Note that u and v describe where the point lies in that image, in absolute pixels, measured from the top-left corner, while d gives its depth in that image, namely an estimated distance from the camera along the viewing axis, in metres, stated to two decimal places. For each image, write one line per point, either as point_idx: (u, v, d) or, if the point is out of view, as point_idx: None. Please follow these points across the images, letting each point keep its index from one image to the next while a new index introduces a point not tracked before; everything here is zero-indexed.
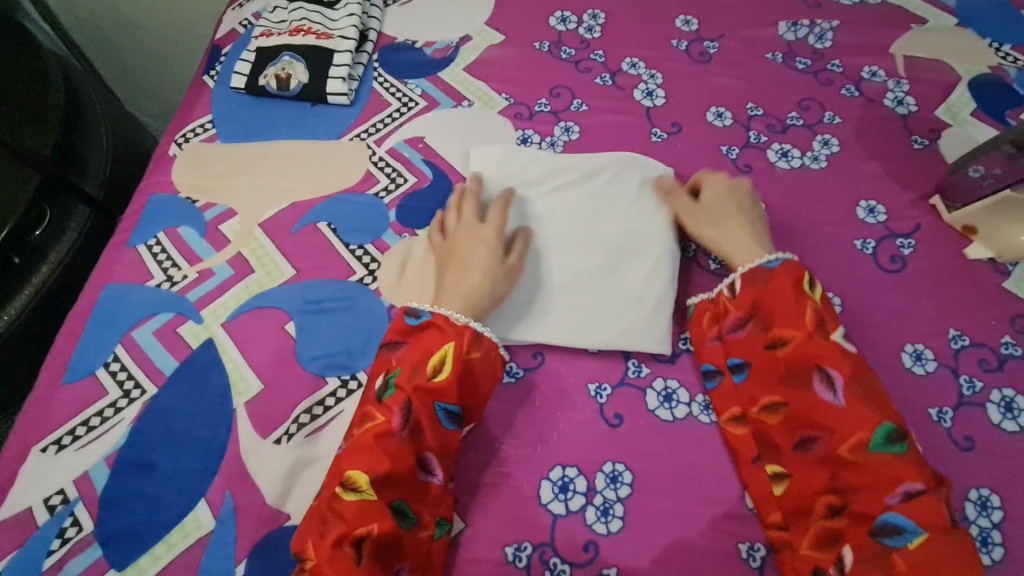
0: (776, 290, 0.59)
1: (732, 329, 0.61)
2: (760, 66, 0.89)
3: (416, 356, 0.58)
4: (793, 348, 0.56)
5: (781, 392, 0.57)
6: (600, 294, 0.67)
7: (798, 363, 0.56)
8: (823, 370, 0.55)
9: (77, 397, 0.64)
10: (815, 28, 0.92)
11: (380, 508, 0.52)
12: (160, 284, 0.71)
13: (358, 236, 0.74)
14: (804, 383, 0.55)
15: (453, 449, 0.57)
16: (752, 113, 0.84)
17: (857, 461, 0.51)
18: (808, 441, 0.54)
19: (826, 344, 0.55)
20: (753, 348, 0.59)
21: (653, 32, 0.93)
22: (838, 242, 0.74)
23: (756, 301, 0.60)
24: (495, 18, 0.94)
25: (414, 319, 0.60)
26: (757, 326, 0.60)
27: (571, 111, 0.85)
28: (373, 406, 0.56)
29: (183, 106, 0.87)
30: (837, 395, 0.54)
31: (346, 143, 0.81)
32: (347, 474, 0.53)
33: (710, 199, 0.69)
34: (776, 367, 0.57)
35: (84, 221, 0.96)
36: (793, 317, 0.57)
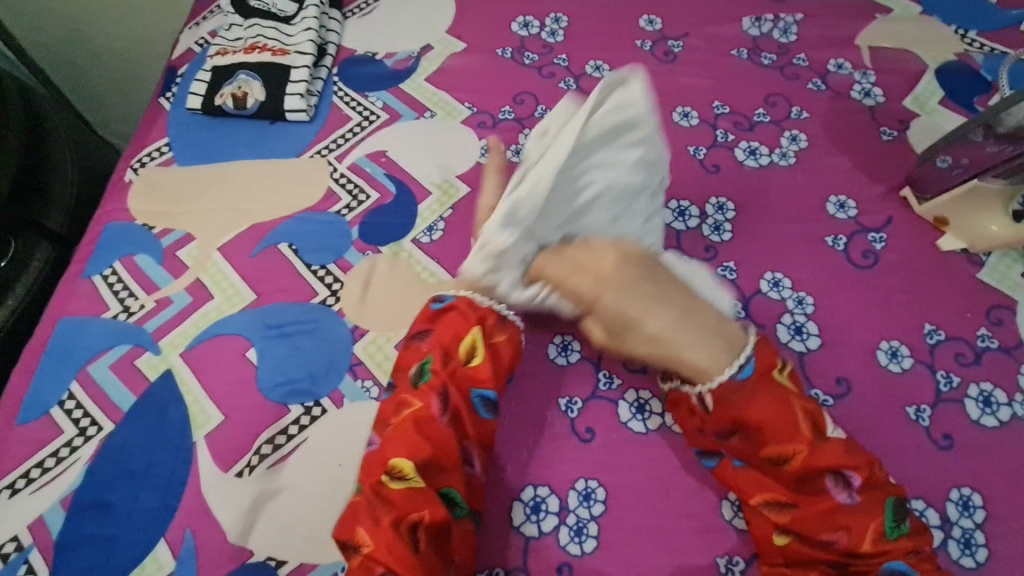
0: (765, 401, 0.52)
1: (719, 439, 0.55)
2: (725, 63, 0.88)
3: (446, 340, 0.59)
4: (798, 460, 0.51)
5: (785, 492, 0.52)
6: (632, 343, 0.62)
7: (806, 471, 0.50)
8: (835, 472, 0.50)
9: (31, 439, 0.61)
10: (780, 22, 0.91)
11: (429, 495, 0.51)
12: (116, 315, 0.69)
13: (320, 255, 0.72)
14: (811, 486, 0.51)
15: (490, 437, 0.58)
16: (719, 111, 0.83)
17: (879, 552, 0.48)
18: (828, 539, 0.49)
19: (831, 447, 0.50)
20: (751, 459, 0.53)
21: (616, 33, 0.92)
22: (809, 239, 0.72)
23: (741, 419, 0.53)
24: (456, 27, 0.93)
25: (439, 304, 0.62)
26: (745, 437, 0.54)
27: (536, 117, 0.83)
28: (409, 393, 0.57)
29: (139, 130, 0.84)
30: (851, 494, 0.49)
31: (307, 161, 0.80)
32: (391, 463, 0.52)
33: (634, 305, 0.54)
34: (780, 475, 0.52)
35: (48, 252, 0.94)
36: (789, 426, 0.51)
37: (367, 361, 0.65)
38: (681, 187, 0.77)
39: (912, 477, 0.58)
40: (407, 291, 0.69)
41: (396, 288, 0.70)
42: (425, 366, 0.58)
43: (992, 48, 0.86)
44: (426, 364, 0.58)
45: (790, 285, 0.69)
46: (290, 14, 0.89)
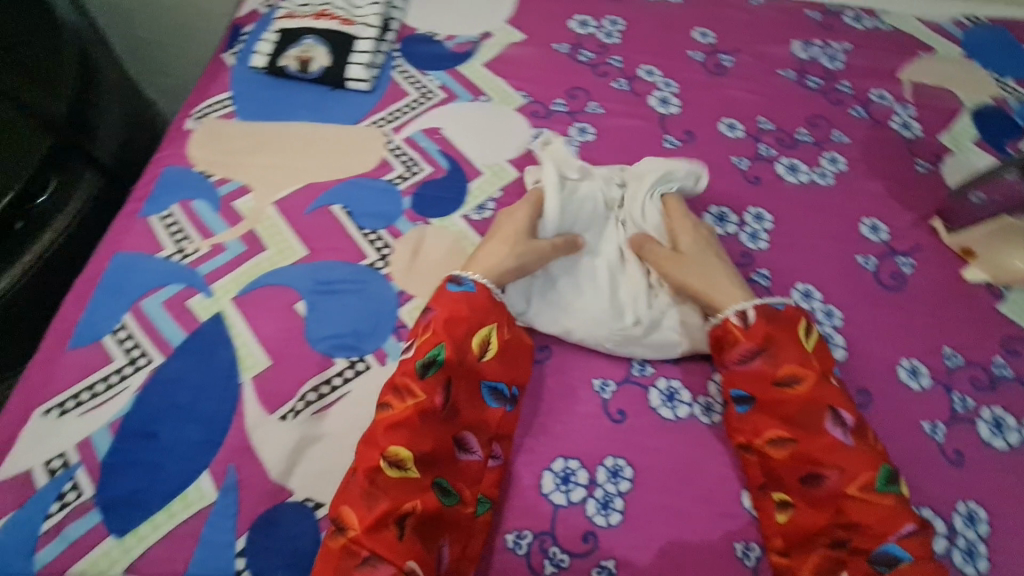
0: (788, 328, 0.60)
1: (742, 361, 0.60)
2: (772, 82, 0.91)
3: (461, 330, 0.60)
4: (807, 386, 0.57)
5: (790, 429, 0.57)
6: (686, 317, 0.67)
7: (810, 401, 0.57)
8: (835, 412, 0.56)
9: (82, 363, 0.62)
10: (827, 49, 0.95)
11: (422, 485, 0.54)
12: (170, 256, 0.70)
13: (372, 221, 0.74)
14: (818, 423, 0.56)
15: (489, 426, 0.60)
16: (763, 126, 0.86)
17: (865, 499, 0.53)
18: (817, 476, 0.55)
19: (832, 389, 0.57)
20: (762, 384, 0.59)
21: (669, 42, 0.95)
22: (841, 257, 0.76)
23: (770, 337, 0.60)
24: (516, 18, 0.96)
25: (455, 286, 0.62)
26: (768, 358, 0.59)
27: (587, 112, 0.86)
28: (413, 381, 0.57)
29: (201, 82, 0.86)
30: (846, 435, 0.55)
31: (364, 129, 0.82)
32: (388, 450, 0.54)
33: (684, 242, 0.69)
34: (788, 404, 0.57)
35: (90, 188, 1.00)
36: (803, 358, 0.59)
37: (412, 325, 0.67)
38: (722, 192, 0.80)
39: (924, 487, 0.61)
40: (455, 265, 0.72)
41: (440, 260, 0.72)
42: (437, 353, 0.58)
43: None
44: (439, 353, 0.58)
45: (820, 298, 0.72)
46: None
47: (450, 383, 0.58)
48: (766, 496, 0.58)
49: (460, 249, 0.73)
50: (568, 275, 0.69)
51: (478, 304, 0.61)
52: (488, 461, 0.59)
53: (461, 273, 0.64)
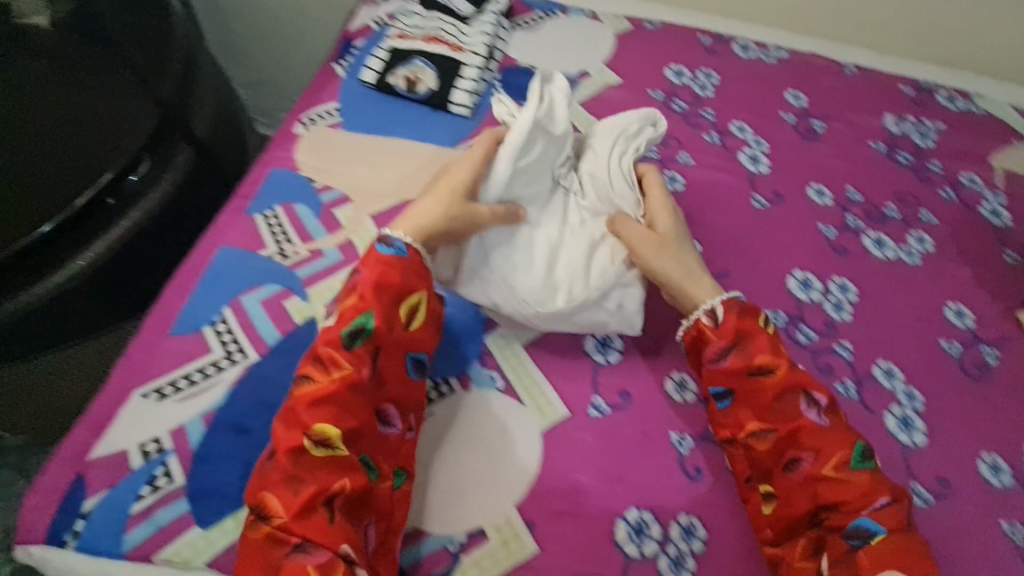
0: (752, 322, 0.63)
1: (714, 359, 0.63)
2: (863, 153, 0.92)
3: (390, 299, 0.61)
4: (778, 374, 0.60)
5: (768, 417, 0.60)
6: (626, 302, 0.67)
7: (784, 387, 0.60)
8: (807, 394, 0.60)
9: (182, 351, 0.65)
10: (919, 126, 0.96)
11: (350, 463, 0.54)
12: (271, 256, 0.72)
13: None
14: (794, 406, 0.60)
15: (409, 398, 0.61)
16: (852, 196, 0.87)
17: (839, 478, 0.56)
18: (794, 461, 0.58)
19: (799, 373, 0.61)
20: (738, 377, 0.61)
21: (762, 100, 0.96)
22: (925, 339, 0.75)
23: (740, 331, 0.63)
24: (613, 60, 0.99)
25: (386, 248, 0.62)
26: (742, 352, 0.62)
27: (678, 162, 0.88)
28: (337, 351, 0.57)
29: (310, 88, 0.89)
30: (821, 417, 0.59)
31: (461, 153, 0.84)
32: (314, 429, 0.54)
33: (661, 224, 0.69)
34: (764, 393, 0.60)
35: (179, 170, 1.05)
36: (771, 349, 0.61)
37: (496, 353, 0.69)
38: (808, 258, 0.81)
39: None
40: None
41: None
42: (362, 321, 0.59)
43: None
44: (365, 321, 0.59)
45: (902, 378, 0.72)
46: (468, 17, 0.95)
47: (378, 353, 0.59)
48: (752, 489, 0.60)
49: None
50: (516, 243, 0.66)
51: (399, 272, 0.62)
52: (406, 434, 0.60)
53: (393, 234, 0.63)
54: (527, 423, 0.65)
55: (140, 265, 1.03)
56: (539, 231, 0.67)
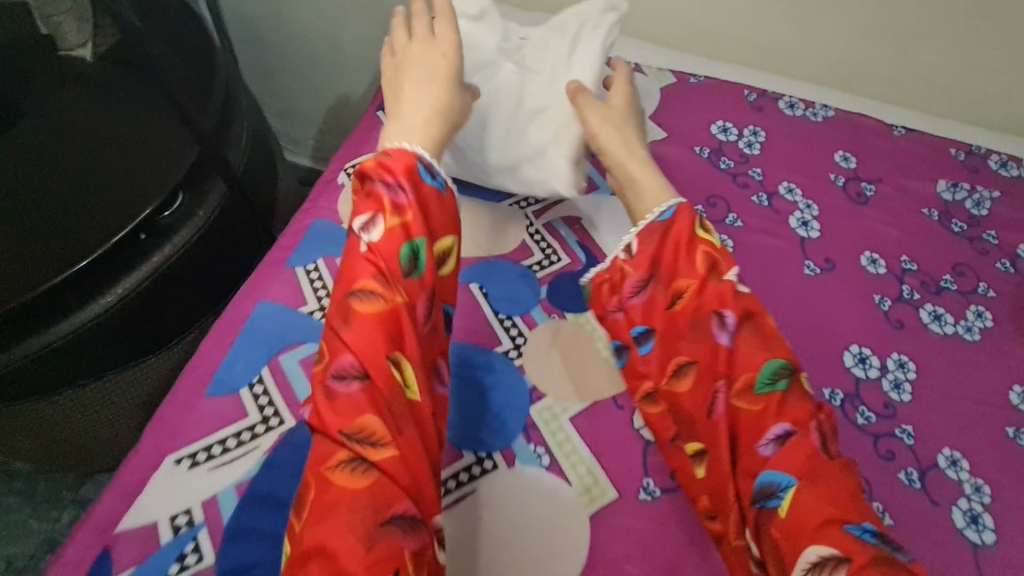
0: (672, 242, 0.66)
1: (631, 295, 0.67)
2: (916, 219, 0.89)
3: (432, 237, 0.62)
4: (688, 299, 0.63)
5: (685, 353, 0.63)
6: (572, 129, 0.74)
7: (694, 312, 0.63)
8: (717, 316, 0.62)
9: (218, 414, 0.62)
10: (974, 194, 0.93)
11: (421, 415, 0.55)
12: (312, 312, 0.70)
13: (508, 306, 0.74)
14: (704, 330, 0.62)
15: (444, 349, 0.63)
16: (906, 266, 0.84)
17: (748, 403, 0.58)
18: (713, 398, 0.60)
19: (718, 291, 0.62)
20: (656, 313, 0.65)
21: (811, 161, 0.95)
22: (990, 426, 0.72)
23: (655, 260, 0.66)
24: (657, 115, 0.98)
25: (428, 176, 0.64)
26: (657, 285, 0.66)
27: (726, 224, 0.86)
28: (398, 276, 0.58)
29: (354, 135, 0.88)
30: (727, 336, 0.61)
31: (506, 208, 0.82)
32: (394, 369, 0.55)
33: (618, 103, 0.76)
34: (677, 322, 0.64)
35: (214, 203, 1.03)
36: (691, 272, 0.64)
37: (542, 426, 0.66)
38: (864, 332, 0.77)
39: None
40: (586, 367, 0.71)
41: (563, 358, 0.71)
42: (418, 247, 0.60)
43: None
44: (417, 247, 0.60)
45: (968, 468, 0.68)
46: None
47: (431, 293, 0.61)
48: (681, 450, 0.62)
49: (592, 350, 0.72)
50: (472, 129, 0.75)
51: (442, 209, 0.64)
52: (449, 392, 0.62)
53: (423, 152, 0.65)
54: (575, 506, 0.61)
55: (173, 300, 1.00)
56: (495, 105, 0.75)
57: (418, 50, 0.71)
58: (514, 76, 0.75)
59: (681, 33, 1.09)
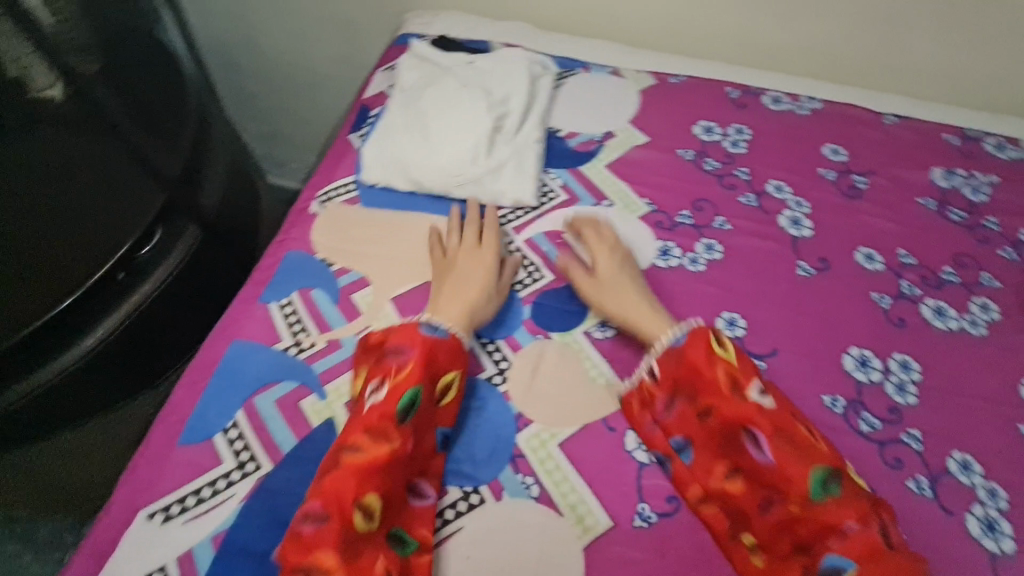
0: (688, 360, 0.63)
1: (663, 411, 0.64)
2: (912, 210, 0.86)
3: (431, 373, 0.62)
4: (722, 411, 0.60)
5: (728, 461, 0.60)
6: (524, 159, 0.84)
7: (729, 424, 0.60)
8: (748, 429, 0.59)
9: (192, 463, 0.60)
10: (970, 179, 0.90)
11: (384, 542, 0.54)
12: (286, 349, 0.68)
13: (490, 329, 0.71)
14: (739, 442, 0.59)
15: (437, 472, 0.61)
16: (904, 261, 0.81)
17: (804, 511, 0.54)
18: (766, 503, 0.57)
19: (745, 405, 0.59)
20: (691, 423, 0.62)
21: (799, 156, 0.91)
22: (1002, 425, 0.68)
23: (679, 381, 0.64)
24: (639, 119, 0.95)
25: (431, 330, 0.64)
26: (684, 398, 0.63)
27: (714, 228, 0.83)
28: (391, 425, 0.58)
29: (327, 161, 0.86)
30: (765, 452, 0.57)
31: None
32: (361, 500, 0.54)
33: (602, 236, 0.77)
34: (714, 433, 0.61)
35: (192, 240, 1.01)
36: (710, 381, 0.61)
37: (529, 455, 0.63)
38: (863, 333, 0.74)
39: None
40: (575, 388, 0.68)
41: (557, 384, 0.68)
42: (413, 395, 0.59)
43: None
44: (416, 396, 0.60)
45: (981, 472, 0.65)
46: None
47: (419, 431, 0.60)
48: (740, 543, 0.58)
49: (581, 369, 0.69)
50: (427, 147, 0.82)
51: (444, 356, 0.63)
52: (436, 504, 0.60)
53: (437, 320, 0.65)
54: (568, 538, 0.59)
55: (157, 341, 0.98)
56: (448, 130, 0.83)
57: (467, 248, 0.74)
58: (466, 106, 0.84)
59: (659, 33, 1.07)
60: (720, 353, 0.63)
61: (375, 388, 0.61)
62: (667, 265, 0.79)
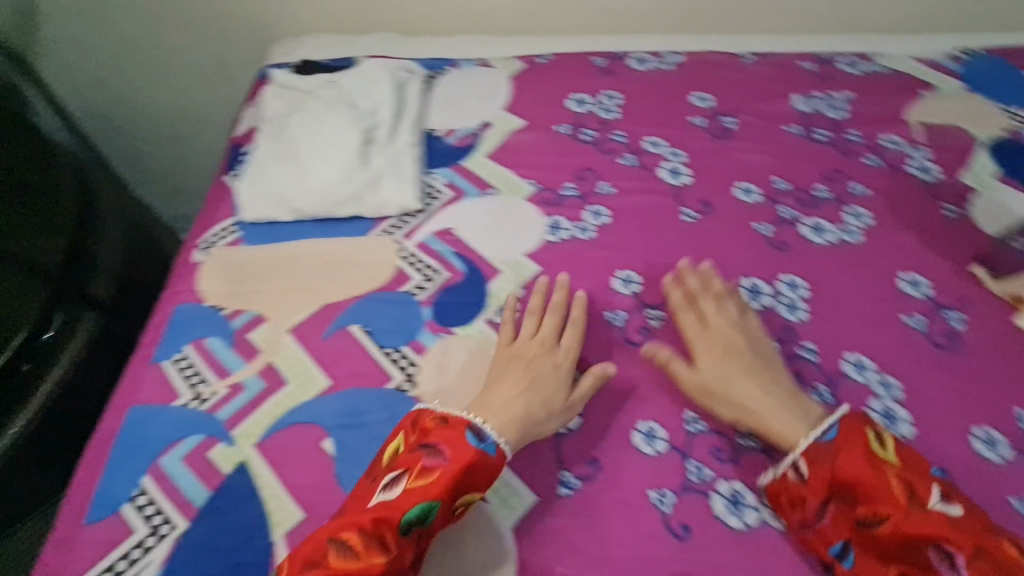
0: (847, 464, 0.56)
1: (816, 517, 0.56)
2: (780, 139, 0.90)
3: (456, 484, 0.55)
4: (889, 522, 0.52)
5: (903, 575, 0.52)
6: (403, 167, 0.84)
7: (902, 539, 0.52)
8: (938, 546, 0.50)
9: (101, 539, 0.58)
10: (828, 99, 0.94)
11: None
12: (187, 403, 0.66)
13: (393, 338, 0.71)
14: (920, 556, 0.51)
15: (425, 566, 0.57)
16: (780, 187, 0.85)
17: None
18: None
19: (927, 518, 0.51)
20: (849, 529, 0.55)
21: (669, 109, 0.95)
22: (888, 320, 0.72)
23: (834, 483, 0.56)
24: (513, 104, 0.96)
25: (476, 440, 0.58)
26: (841, 500, 0.56)
27: (598, 194, 0.85)
28: (392, 535, 0.52)
29: (206, 208, 0.85)
30: (961, 573, 0.49)
31: (373, 239, 0.80)
32: None
33: (712, 317, 0.70)
34: (884, 544, 0.53)
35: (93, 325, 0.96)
36: (880, 486, 0.54)
37: None
38: (750, 263, 0.77)
39: None
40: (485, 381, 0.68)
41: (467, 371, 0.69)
42: (429, 510, 0.53)
43: None
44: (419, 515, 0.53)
45: (874, 367, 0.68)
46: None
47: (423, 541, 0.54)
48: None
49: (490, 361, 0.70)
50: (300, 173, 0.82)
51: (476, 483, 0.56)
52: None
53: (482, 424, 0.59)
54: (495, 522, 0.59)
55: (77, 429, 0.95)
56: (320, 151, 0.83)
57: (536, 350, 0.68)
58: (335, 126, 0.84)
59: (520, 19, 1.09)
60: (883, 456, 0.56)
61: (390, 485, 0.55)
62: (559, 239, 0.80)
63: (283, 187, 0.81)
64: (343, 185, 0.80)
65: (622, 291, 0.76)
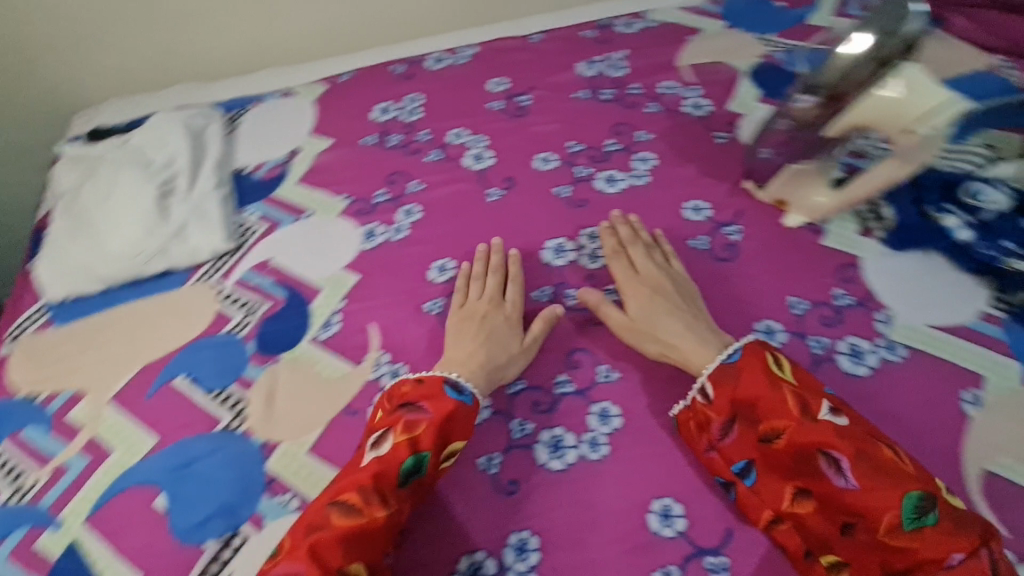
0: (749, 385, 0.62)
1: (722, 437, 0.62)
2: (571, 104, 0.96)
3: (441, 437, 0.61)
4: (787, 438, 0.58)
5: (801, 482, 0.58)
6: (206, 212, 0.84)
7: (798, 449, 0.58)
8: (826, 453, 0.56)
9: None
10: (609, 60, 1.02)
11: None
12: (9, 500, 0.65)
13: (220, 380, 0.72)
14: (814, 467, 0.57)
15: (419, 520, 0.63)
16: (574, 149, 0.90)
17: (899, 546, 0.52)
18: (848, 526, 0.55)
19: (817, 427, 0.57)
20: (750, 446, 0.61)
21: (467, 100, 0.99)
22: (677, 249, 0.79)
23: (735, 401, 0.63)
24: (319, 126, 0.98)
25: (455, 394, 0.64)
26: (744, 421, 0.62)
27: (409, 193, 0.87)
28: (392, 489, 0.58)
29: (13, 299, 0.82)
30: (848, 479, 0.55)
31: (190, 289, 0.80)
32: (347, 569, 0.53)
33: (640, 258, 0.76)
34: (781, 457, 0.59)
35: None
36: (778, 404, 0.60)
37: (284, 474, 0.64)
38: (554, 226, 0.83)
39: None
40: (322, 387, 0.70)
41: (297, 395, 0.70)
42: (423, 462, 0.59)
43: (789, 44, 1.00)
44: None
45: None
46: None
47: (417, 497, 0.60)
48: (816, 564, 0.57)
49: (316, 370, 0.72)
50: (100, 243, 0.81)
51: (454, 438, 0.62)
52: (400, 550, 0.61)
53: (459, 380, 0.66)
54: None
55: None
56: (116, 218, 0.82)
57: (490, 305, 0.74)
58: (127, 190, 0.84)
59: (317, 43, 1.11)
60: (780, 374, 0.62)
61: (375, 448, 0.60)
62: (374, 244, 0.82)
63: (83, 261, 0.80)
64: (146, 245, 0.80)
65: (440, 278, 0.79)
